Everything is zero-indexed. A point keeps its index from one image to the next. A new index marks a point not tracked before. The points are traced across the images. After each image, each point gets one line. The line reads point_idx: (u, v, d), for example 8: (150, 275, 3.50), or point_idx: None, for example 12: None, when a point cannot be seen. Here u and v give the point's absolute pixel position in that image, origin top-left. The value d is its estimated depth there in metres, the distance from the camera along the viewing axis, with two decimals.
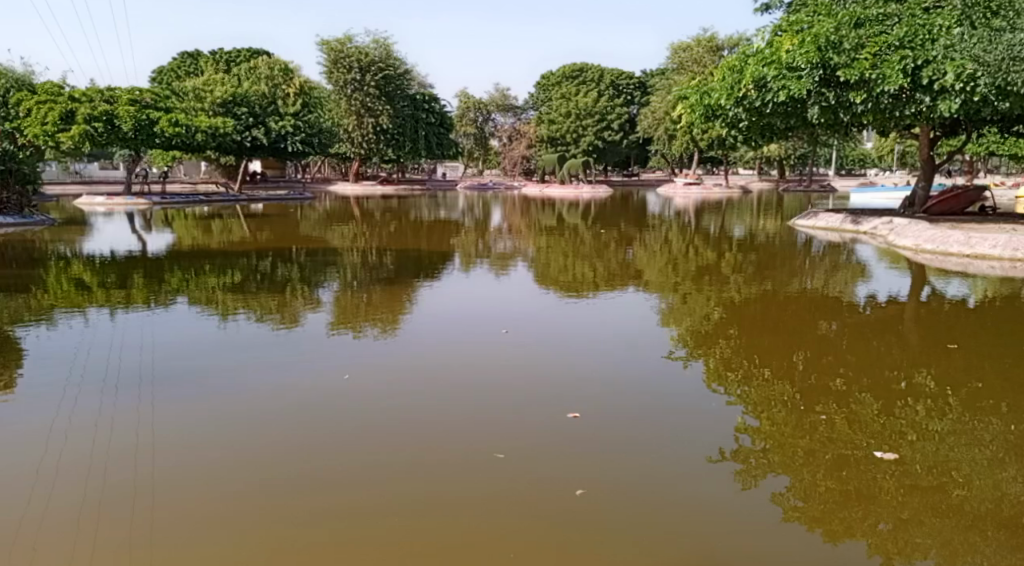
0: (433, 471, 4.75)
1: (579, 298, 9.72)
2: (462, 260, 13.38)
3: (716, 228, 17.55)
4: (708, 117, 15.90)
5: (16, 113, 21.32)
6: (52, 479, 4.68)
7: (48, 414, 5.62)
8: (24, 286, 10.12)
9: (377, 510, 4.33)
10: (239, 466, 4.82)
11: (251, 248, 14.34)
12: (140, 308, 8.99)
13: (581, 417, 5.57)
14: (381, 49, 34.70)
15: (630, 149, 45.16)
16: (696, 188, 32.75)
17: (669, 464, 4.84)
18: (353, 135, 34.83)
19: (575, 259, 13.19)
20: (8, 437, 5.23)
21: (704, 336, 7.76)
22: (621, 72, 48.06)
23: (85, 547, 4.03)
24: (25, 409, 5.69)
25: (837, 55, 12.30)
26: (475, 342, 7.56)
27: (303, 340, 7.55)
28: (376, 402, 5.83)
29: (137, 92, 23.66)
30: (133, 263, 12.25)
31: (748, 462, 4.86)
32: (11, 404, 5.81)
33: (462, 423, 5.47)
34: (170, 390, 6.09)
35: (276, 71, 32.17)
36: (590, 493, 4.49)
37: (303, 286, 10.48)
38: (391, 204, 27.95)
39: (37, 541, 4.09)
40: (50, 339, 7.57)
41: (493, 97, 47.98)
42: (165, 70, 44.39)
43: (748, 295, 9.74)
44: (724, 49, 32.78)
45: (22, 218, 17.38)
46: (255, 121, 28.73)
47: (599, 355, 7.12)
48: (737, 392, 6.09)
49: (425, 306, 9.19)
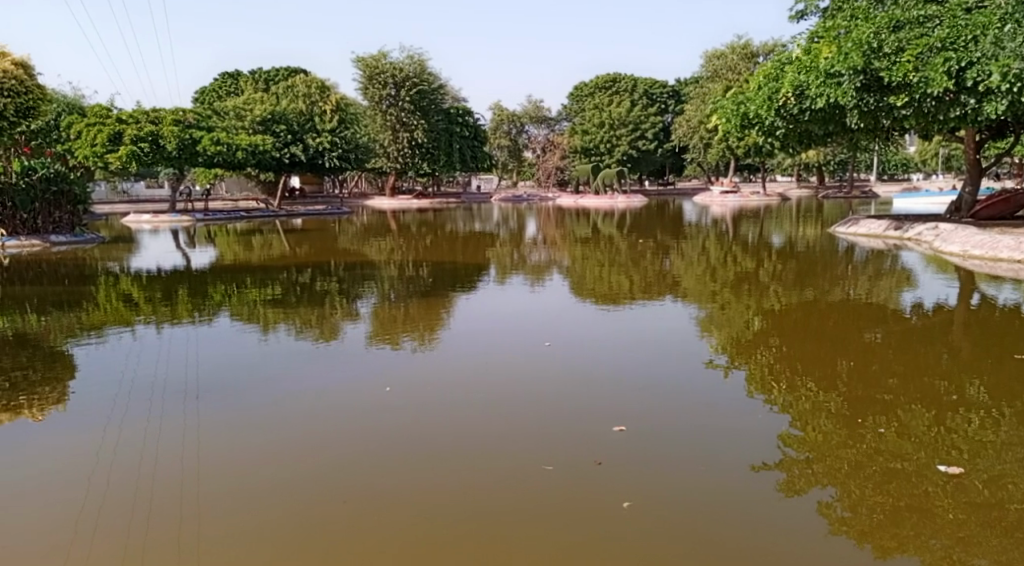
0: (479, 482, 4.76)
1: (615, 307, 9.83)
2: (497, 271, 13.51)
3: (754, 236, 17.51)
4: (743, 126, 15.74)
5: (68, 136, 22.46)
6: (105, 488, 4.81)
7: (99, 422, 5.84)
8: (76, 302, 10.42)
9: (422, 519, 4.35)
10: (281, 472, 4.94)
11: (290, 263, 14.52)
12: (185, 322, 9.18)
13: (626, 430, 5.53)
14: (416, 64, 35.00)
15: (665, 157, 44.94)
16: (733, 197, 32.46)
17: (713, 476, 4.80)
18: (389, 150, 35.02)
19: (610, 269, 13.22)
20: (64, 442, 5.47)
21: (743, 345, 7.72)
22: (654, 81, 47.85)
23: (138, 547, 4.19)
24: (76, 421, 5.85)
25: (877, 60, 12.12)
26: (514, 352, 7.62)
27: (342, 352, 7.67)
28: (418, 412, 5.89)
29: (180, 113, 24.00)
30: (179, 278, 12.55)
31: (791, 474, 4.81)
32: (67, 413, 6.05)
33: (505, 432, 5.51)
34: (212, 400, 6.26)
35: (313, 89, 31.45)
36: (637, 505, 4.46)
37: (342, 298, 10.65)
38: (427, 217, 28.20)
39: (94, 540, 4.26)
40: (100, 353, 7.77)
41: (526, 110, 48.54)
42: (207, 90, 45.44)
43: (788, 304, 9.67)
44: (758, 55, 32.61)
45: (74, 236, 17.84)
46: (293, 138, 29.13)
47: (641, 364, 7.11)
48: (779, 401, 6.05)
49: (461, 317, 9.31)
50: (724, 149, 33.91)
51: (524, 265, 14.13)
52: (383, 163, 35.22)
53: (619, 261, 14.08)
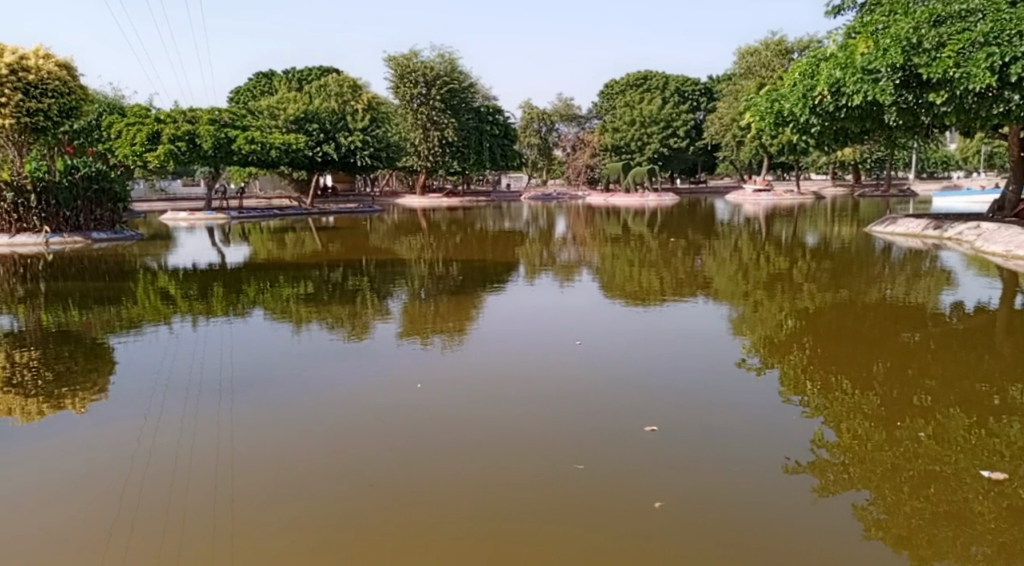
0: (510, 480, 4.75)
1: (646, 306, 9.76)
2: (526, 270, 13.48)
3: (788, 235, 17.31)
4: (777, 123, 15.55)
5: (109, 135, 23.31)
6: (143, 479, 4.87)
7: (137, 414, 5.93)
8: (116, 297, 10.59)
9: (452, 516, 4.36)
10: (314, 466, 4.97)
11: (322, 260, 14.63)
12: (219, 317, 9.29)
13: (658, 430, 5.48)
14: (447, 63, 34.93)
15: (696, 156, 44.59)
16: (767, 196, 32.12)
17: (746, 478, 4.74)
18: (420, 149, 35.18)
19: (640, 268, 13.14)
20: (103, 434, 5.56)
21: (776, 345, 7.64)
22: (686, 78, 47.35)
23: (174, 537, 4.24)
24: (115, 413, 5.94)
25: (917, 56, 11.89)
26: (545, 350, 7.61)
27: (374, 348, 7.71)
28: (449, 409, 5.90)
29: (216, 113, 24.34)
30: (214, 274, 12.70)
31: (825, 476, 4.74)
32: (107, 405, 6.15)
33: (536, 430, 5.49)
34: (246, 394, 6.32)
35: (344, 88, 32.12)
36: (668, 505, 4.42)
37: (373, 296, 10.70)
38: (457, 215, 28.24)
39: (132, 530, 4.32)
40: (138, 347, 7.88)
41: (557, 108, 48.40)
42: (241, 90, 46.03)
43: (823, 304, 9.54)
44: (793, 52, 32.22)
45: (113, 234, 18.10)
46: (326, 137, 29.36)
47: (673, 364, 7.06)
48: (813, 402, 5.97)
49: (491, 315, 9.30)
50: (757, 147, 33.56)
51: (553, 264, 14.09)
52: (414, 162, 35.37)
53: (649, 260, 13.99)
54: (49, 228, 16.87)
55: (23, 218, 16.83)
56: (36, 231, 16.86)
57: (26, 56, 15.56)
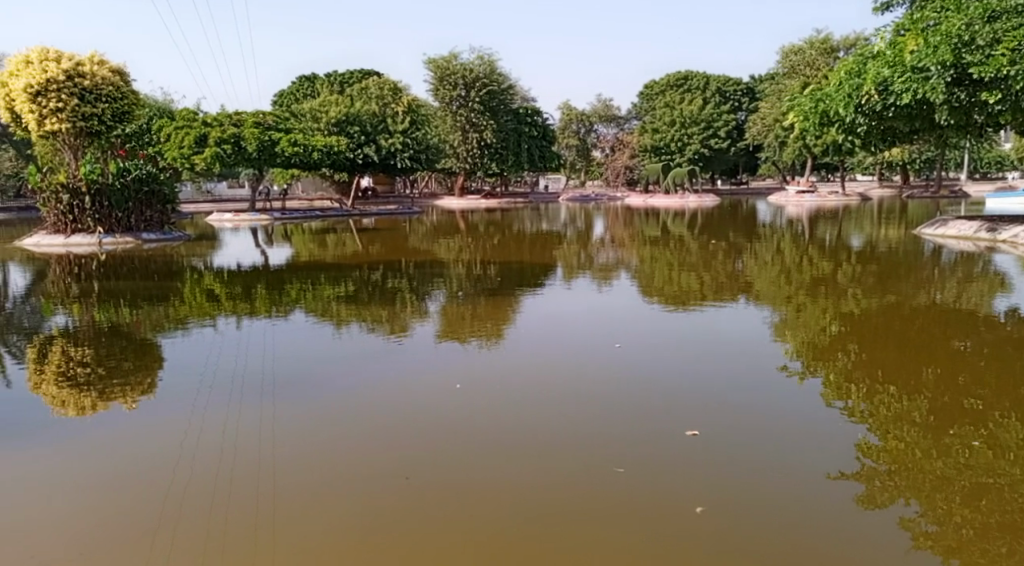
0: (549, 481, 4.71)
1: (686, 309, 9.64)
2: (564, 271, 13.40)
3: (832, 237, 17.00)
4: (823, 124, 15.27)
5: (158, 138, 23.91)
6: (188, 473, 4.92)
7: (184, 410, 6.02)
8: (164, 296, 10.79)
9: (490, 515, 4.34)
10: (355, 463, 4.99)
11: (362, 261, 14.73)
12: (262, 317, 9.40)
13: (700, 434, 5.40)
14: (486, 65, 35.08)
15: (738, 157, 44.06)
16: (810, 197, 31.62)
17: (788, 485, 4.65)
18: (458, 150, 35.27)
19: (680, 270, 13.00)
20: (151, 428, 5.65)
21: (820, 349, 7.50)
22: (728, 78, 46.66)
23: (219, 530, 4.27)
24: (163, 409, 6.03)
25: (970, 53, 11.49)
26: (584, 352, 7.55)
27: (414, 349, 7.72)
28: (488, 410, 5.87)
29: (260, 116, 24.74)
30: (258, 275, 12.85)
31: (871, 484, 4.63)
32: (156, 401, 6.24)
33: (577, 432, 5.45)
34: (289, 392, 6.37)
35: (385, 91, 32.18)
36: (711, 511, 4.35)
37: (411, 296, 10.74)
38: (495, 217, 28.26)
39: (178, 522, 4.37)
40: (185, 345, 8.00)
41: (596, 109, 48.18)
42: (285, 93, 46.69)
43: (869, 309, 9.33)
44: (839, 50, 31.67)
45: (162, 235, 18.37)
46: (366, 139, 29.61)
47: (716, 368, 6.95)
48: (858, 408, 5.84)
49: (529, 316, 9.26)
50: (801, 147, 33.04)
51: (592, 266, 14.00)
52: (453, 164, 35.47)
53: (689, 262, 13.84)
54: (101, 229, 17.26)
55: (77, 219, 17.26)
56: (89, 231, 17.26)
57: (81, 62, 15.98)
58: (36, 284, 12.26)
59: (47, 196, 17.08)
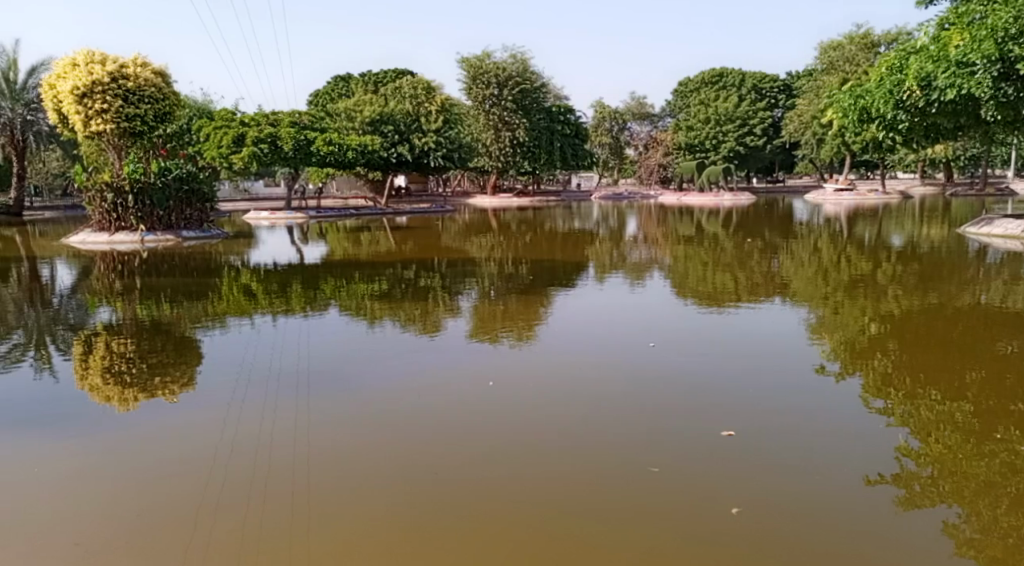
0: (582, 480, 4.65)
1: (720, 308, 9.52)
2: (597, 270, 13.31)
3: (871, 236, 16.68)
4: (862, 120, 15.00)
5: (198, 138, 24.26)
6: (225, 466, 4.94)
7: (222, 404, 6.06)
8: (202, 293, 10.91)
9: (522, 513, 4.29)
10: (389, 459, 4.97)
11: (396, 259, 14.76)
12: (298, 314, 9.44)
13: (735, 435, 5.30)
14: (519, 64, 35.14)
15: (773, 154, 43.52)
16: (848, 195, 31.12)
17: (826, 487, 4.54)
18: (491, 149, 35.12)
19: (714, 269, 12.84)
20: (190, 421, 5.70)
21: (858, 350, 7.34)
22: (764, 75, 46.12)
23: (256, 522, 4.28)
24: (201, 403, 6.08)
25: (1017, 47, 11.21)
26: (618, 351, 7.48)
27: (447, 346, 7.71)
28: (522, 408, 5.83)
29: (297, 115, 24.96)
30: (294, 272, 12.93)
31: (911, 489, 4.50)
32: (194, 394, 6.30)
33: (611, 431, 5.38)
34: (324, 388, 6.39)
35: (419, 90, 31.71)
36: (746, 512, 4.26)
37: (444, 294, 10.73)
38: (527, 215, 28.21)
39: (216, 513, 4.38)
40: (223, 341, 8.06)
41: (629, 106, 47.87)
42: (320, 93, 47.10)
43: (910, 309, 9.13)
44: (880, 45, 31.15)
45: (201, 233, 18.58)
46: (400, 139, 29.75)
47: (752, 368, 6.84)
48: (898, 411, 5.69)
49: (560, 315, 9.21)
50: (839, 144, 32.53)
51: (624, 264, 13.89)
52: (486, 162, 35.42)
53: (724, 261, 13.68)
54: (143, 227, 17.51)
55: (121, 217, 17.53)
56: (132, 229, 17.52)
57: (125, 64, 16.29)
58: (81, 280, 12.49)
59: (92, 195, 17.36)
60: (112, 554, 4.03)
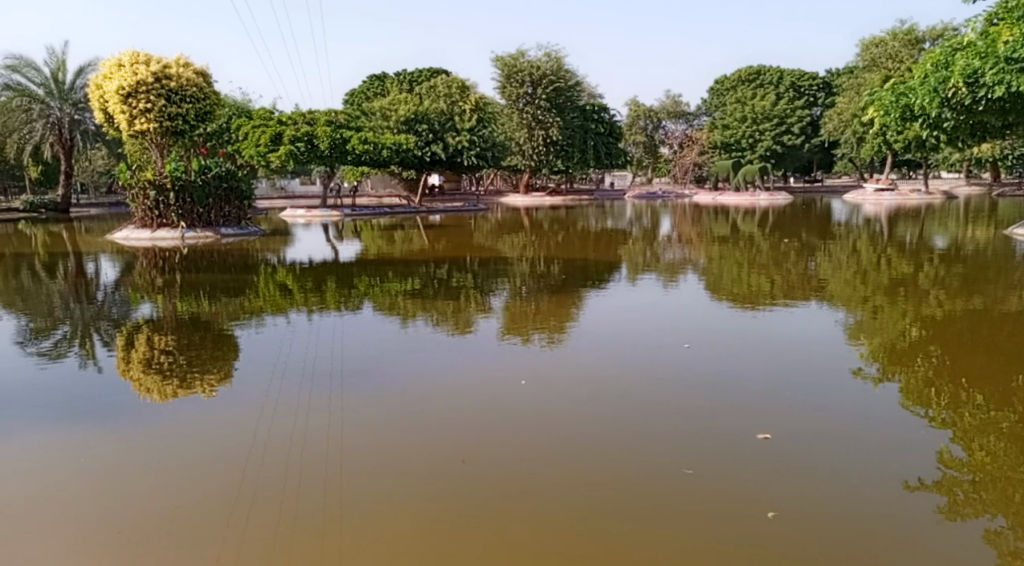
0: (613, 481, 4.57)
1: (755, 309, 9.35)
2: (629, 270, 13.15)
3: (913, 237, 16.30)
4: (905, 118, 14.66)
5: (237, 136, 24.53)
6: (260, 460, 4.93)
7: (258, 399, 6.07)
8: (238, 289, 10.98)
9: (551, 512, 4.22)
10: (422, 456, 4.93)
11: (429, 258, 14.74)
12: (331, 311, 9.44)
13: (772, 437, 5.17)
14: (553, 62, 34.99)
15: (811, 153, 42.88)
16: (889, 195, 30.56)
17: (865, 492, 4.40)
18: (524, 148, 35.13)
19: (749, 270, 12.63)
20: (227, 415, 5.70)
21: (898, 354, 7.15)
22: (803, 72, 45.48)
23: (290, 516, 4.26)
24: (238, 397, 6.09)
25: None
26: (651, 351, 7.37)
27: (479, 344, 7.65)
28: (553, 407, 5.75)
29: (332, 114, 25.09)
30: (328, 269, 12.95)
31: (953, 496, 4.35)
32: (231, 389, 6.32)
33: (644, 432, 5.28)
34: (357, 385, 6.36)
35: (453, 89, 31.85)
36: (783, 516, 4.14)
37: (475, 293, 10.67)
38: (559, 214, 28.09)
39: (251, 507, 4.37)
40: (259, 336, 8.09)
41: (664, 105, 47.45)
42: (355, 92, 47.40)
43: (953, 312, 8.88)
44: (924, 41, 30.56)
45: (239, 230, 18.76)
46: (434, 137, 29.81)
47: (790, 370, 6.69)
48: (940, 416, 5.51)
49: (592, 315, 9.10)
50: (879, 143, 31.93)
51: (658, 264, 13.73)
52: (519, 161, 35.31)
53: (760, 262, 13.45)
54: (184, 224, 17.71)
55: (163, 214, 17.72)
56: (173, 226, 17.72)
57: (169, 65, 16.46)
58: (123, 275, 12.66)
59: (135, 192, 17.58)
60: (148, 548, 4.01)
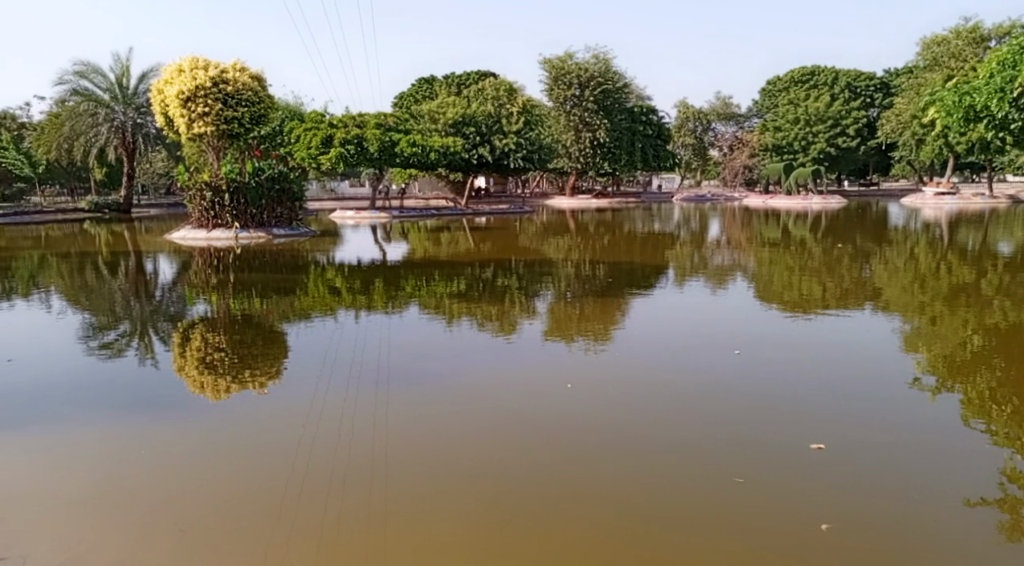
0: (656, 487, 4.40)
1: (807, 315, 9.06)
2: (677, 274, 12.91)
3: (974, 243, 15.70)
4: (968, 119, 14.12)
5: (289, 139, 24.84)
6: (307, 457, 4.87)
7: (305, 396, 6.02)
8: (290, 288, 11.05)
9: (590, 518, 4.06)
10: (466, 457, 4.81)
11: (475, 259, 14.67)
12: (378, 311, 9.42)
13: (825, 447, 4.93)
14: (601, 64, 34.79)
15: (865, 156, 41.85)
16: (951, 199, 29.69)
17: (924, 507, 4.14)
18: (571, 150, 34.90)
19: (801, 275, 12.30)
20: (275, 412, 5.66)
21: (958, 365, 6.81)
22: (858, 74, 44.45)
23: (336, 512, 4.18)
24: (285, 395, 6.05)
25: None
26: (700, 356, 7.17)
27: (524, 346, 7.54)
28: (598, 411, 5.59)
29: (382, 117, 25.22)
30: (376, 270, 12.98)
31: (1018, 515, 4.07)
32: (278, 386, 6.29)
33: (690, 438, 5.10)
34: (402, 384, 6.28)
35: (501, 92, 31.86)
36: (837, 529, 3.92)
37: (521, 295, 10.56)
38: (606, 217, 27.82)
39: (296, 503, 4.29)
40: (308, 335, 8.09)
41: (714, 106, 46.80)
42: (404, 95, 47.71)
43: (1019, 322, 8.48)
44: (990, 40, 29.62)
45: (290, 231, 18.94)
46: (481, 140, 29.81)
47: (845, 378, 6.42)
48: (1004, 430, 5.20)
49: (639, 318, 8.92)
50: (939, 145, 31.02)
51: (707, 269, 13.45)
52: (565, 163, 35.11)
53: (811, 266, 13.09)
54: (238, 224, 17.96)
55: (218, 215, 18.00)
56: (228, 226, 18.00)
57: (226, 69, 16.71)
58: (180, 274, 12.85)
59: (192, 193, 17.89)
60: (193, 545, 3.92)
